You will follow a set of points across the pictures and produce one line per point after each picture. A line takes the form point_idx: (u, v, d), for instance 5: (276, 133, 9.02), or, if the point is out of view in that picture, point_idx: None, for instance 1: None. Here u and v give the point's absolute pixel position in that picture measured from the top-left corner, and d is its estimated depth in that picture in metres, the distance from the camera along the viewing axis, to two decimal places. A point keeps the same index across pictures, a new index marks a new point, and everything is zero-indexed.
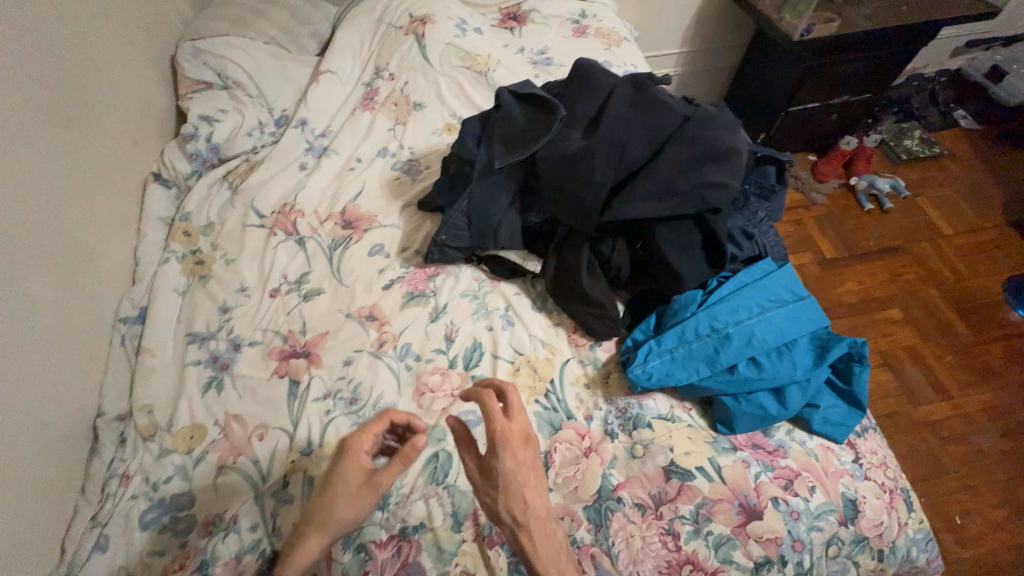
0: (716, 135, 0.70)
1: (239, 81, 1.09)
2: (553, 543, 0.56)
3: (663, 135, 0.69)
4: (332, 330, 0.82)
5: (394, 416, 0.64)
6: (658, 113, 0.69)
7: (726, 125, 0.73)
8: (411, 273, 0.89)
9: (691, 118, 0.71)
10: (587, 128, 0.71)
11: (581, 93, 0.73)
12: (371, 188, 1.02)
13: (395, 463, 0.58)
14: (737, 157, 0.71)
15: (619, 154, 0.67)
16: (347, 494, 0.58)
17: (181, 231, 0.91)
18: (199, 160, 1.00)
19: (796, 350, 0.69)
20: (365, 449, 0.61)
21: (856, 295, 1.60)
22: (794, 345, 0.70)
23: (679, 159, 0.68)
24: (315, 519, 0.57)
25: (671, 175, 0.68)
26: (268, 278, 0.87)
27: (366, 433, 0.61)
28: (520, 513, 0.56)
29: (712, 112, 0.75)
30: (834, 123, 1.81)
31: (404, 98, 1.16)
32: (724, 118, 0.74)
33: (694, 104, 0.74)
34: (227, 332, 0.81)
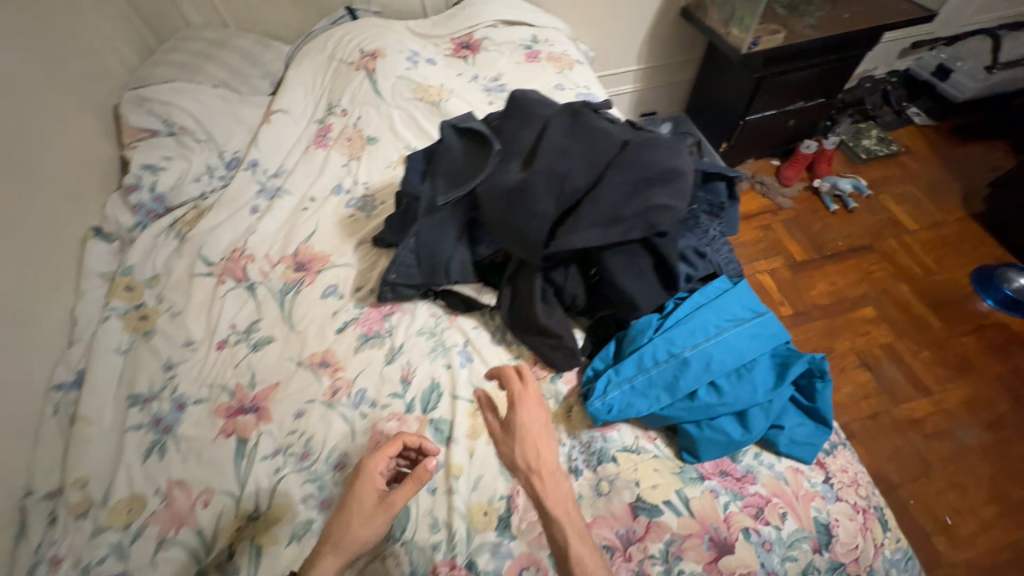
0: (658, 159, 0.70)
1: (186, 126, 1.07)
2: (561, 490, 0.60)
3: (603, 163, 0.69)
4: (282, 380, 0.78)
5: (406, 439, 0.67)
6: (595, 144, 0.70)
7: (668, 147, 0.73)
8: (366, 313, 0.86)
9: (631, 145, 0.71)
10: (526, 160, 0.71)
11: (516, 131, 0.75)
12: (324, 227, 1.00)
13: (410, 483, 0.61)
14: (683, 175, 0.70)
15: (559, 185, 0.67)
16: (362, 515, 0.60)
17: (123, 287, 0.87)
18: (143, 211, 0.96)
19: (756, 369, 0.68)
20: (379, 470, 0.64)
21: (829, 296, 1.61)
22: (754, 365, 0.68)
23: (622, 184, 0.67)
24: (330, 539, 0.59)
25: (615, 201, 0.66)
26: (216, 329, 0.84)
27: (382, 454, 0.64)
28: (534, 459, 0.62)
29: (654, 135, 0.75)
30: (792, 129, 1.85)
31: (357, 133, 1.15)
32: (665, 140, 0.74)
33: (635, 131, 0.75)
34: (171, 391, 0.77)
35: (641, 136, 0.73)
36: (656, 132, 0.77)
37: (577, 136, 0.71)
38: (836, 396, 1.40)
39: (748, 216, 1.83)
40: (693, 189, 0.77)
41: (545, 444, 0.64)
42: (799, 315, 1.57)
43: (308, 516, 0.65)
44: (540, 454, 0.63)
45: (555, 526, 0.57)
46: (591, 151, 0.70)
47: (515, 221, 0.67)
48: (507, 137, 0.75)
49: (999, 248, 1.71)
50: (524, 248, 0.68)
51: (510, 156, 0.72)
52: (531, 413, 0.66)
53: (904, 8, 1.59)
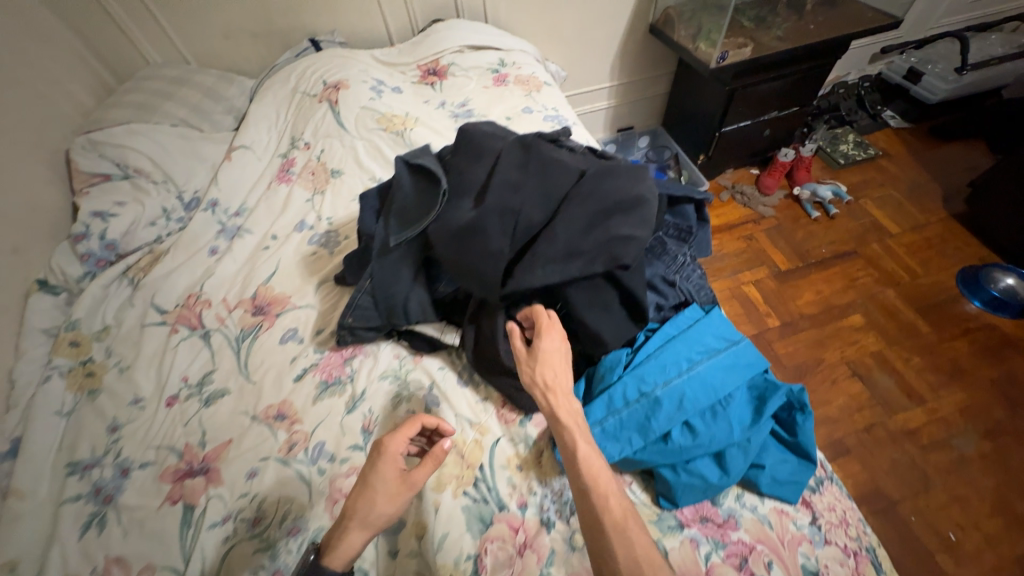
0: (618, 188, 0.67)
1: (141, 168, 1.04)
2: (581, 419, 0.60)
3: (560, 197, 0.66)
4: (235, 437, 0.73)
5: (424, 419, 0.66)
6: (551, 178, 0.68)
7: (629, 174, 0.70)
8: (326, 358, 0.81)
9: (588, 176, 0.68)
10: (479, 196, 0.69)
11: (469, 165, 0.72)
12: (285, 267, 0.96)
13: (430, 463, 0.62)
14: (644, 203, 0.67)
15: (513, 221, 0.64)
16: (387, 494, 0.59)
17: (67, 342, 0.83)
18: (92, 259, 0.93)
19: (732, 404, 0.64)
20: (400, 451, 0.63)
21: (816, 305, 1.58)
22: (731, 399, 0.65)
23: (579, 217, 0.64)
24: (355, 515, 0.57)
25: (573, 234, 0.63)
26: (166, 384, 0.79)
27: (401, 434, 0.63)
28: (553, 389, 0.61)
29: (614, 163, 0.72)
30: (769, 138, 1.85)
31: (321, 166, 1.12)
32: (627, 167, 0.71)
33: (593, 160, 0.73)
34: (114, 456, 0.72)
35: (600, 166, 0.70)
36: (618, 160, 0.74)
37: (533, 170, 0.68)
38: (829, 409, 1.36)
39: (728, 227, 1.82)
40: (658, 215, 0.74)
41: (562, 373, 0.63)
42: (787, 327, 1.54)
43: None
44: (554, 379, 0.62)
45: (566, 435, 0.58)
46: (547, 183, 0.67)
47: (468, 260, 0.64)
48: (461, 171, 0.72)
49: (983, 247, 1.70)
50: (480, 288, 0.64)
51: (463, 192, 0.69)
52: (552, 342, 0.64)
53: (869, 16, 1.60)
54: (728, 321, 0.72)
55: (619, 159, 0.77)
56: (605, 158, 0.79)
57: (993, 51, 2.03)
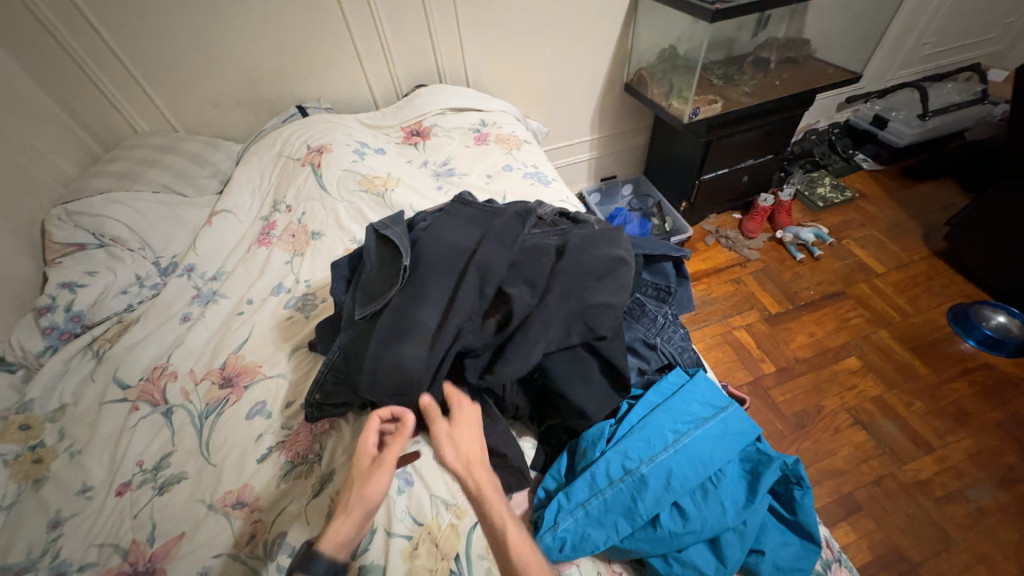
0: (589, 255, 0.67)
1: (118, 237, 1.03)
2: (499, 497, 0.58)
3: (535, 268, 0.66)
4: (188, 530, 0.67)
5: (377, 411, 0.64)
6: (523, 253, 0.69)
7: (600, 240, 0.70)
8: (294, 435, 0.76)
9: (559, 250, 0.69)
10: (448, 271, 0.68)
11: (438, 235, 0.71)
12: (259, 334, 0.93)
13: (398, 437, 0.62)
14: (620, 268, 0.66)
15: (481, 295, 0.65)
16: (363, 474, 0.60)
17: (18, 426, 0.78)
18: (55, 333, 0.90)
19: (724, 478, 0.60)
20: (369, 441, 0.63)
21: (810, 348, 1.55)
22: (722, 472, 0.61)
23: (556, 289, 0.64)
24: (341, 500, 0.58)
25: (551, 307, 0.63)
26: (119, 469, 0.74)
27: (364, 430, 0.62)
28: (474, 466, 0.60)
29: (585, 232, 0.72)
30: (748, 184, 1.90)
31: (301, 228, 1.12)
32: (599, 233, 0.71)
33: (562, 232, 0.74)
34: (51, 558, 0.65)
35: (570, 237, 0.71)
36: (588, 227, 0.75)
37: (506, 247, 0.69)
38: (834, 460, 1.30)
39: (715, 272, 1.82)
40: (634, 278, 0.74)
41: (480, 447, 0.62)
42: (783, 372, 1.50)
43: None
44: (471, 449, 0.61)
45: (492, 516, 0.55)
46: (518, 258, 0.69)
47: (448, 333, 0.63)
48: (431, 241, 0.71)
49: (969, 284, 1.70)
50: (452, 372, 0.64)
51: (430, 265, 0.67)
52: (469, 415, 0.64)
53: (830, 72, 1.70)
54: (714, 386, 0.69)
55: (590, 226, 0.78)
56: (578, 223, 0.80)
57: (952, 98, 2.13)
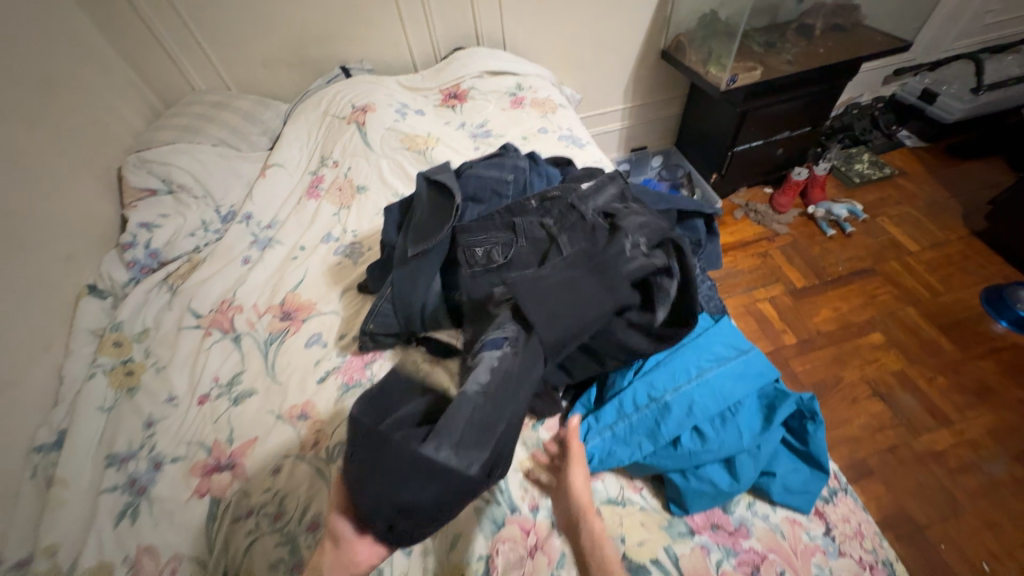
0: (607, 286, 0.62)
1: (184, 184, 1.12)
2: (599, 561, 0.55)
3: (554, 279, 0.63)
4: (260, 435, 0.77)
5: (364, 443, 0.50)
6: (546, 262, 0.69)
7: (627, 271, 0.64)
8: (348, 361, 0.85)
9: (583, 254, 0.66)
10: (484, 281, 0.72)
11: (493, 200, 0.80)
12: (313, 275, 1.01)
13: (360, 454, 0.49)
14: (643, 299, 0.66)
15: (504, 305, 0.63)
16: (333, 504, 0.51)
17: (111, 343, 0.89)
18: (137, 266, 1.01)
19: (742, 411, 0.65)
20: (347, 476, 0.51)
21: (834, 322, 1.56)
22: (741, 405, 0.66)
23: (576, 299, 0.61)
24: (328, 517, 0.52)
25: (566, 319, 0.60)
26: (199, 383, 0.84)
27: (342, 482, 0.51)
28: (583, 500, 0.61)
29: (618, 241, 0.67)
30: (783, 157, 1.86)
31: (348, 182, 1.19)
32: (632, 250, 0.66)
33: (598, 247, 0.67)
34: (148, 450, 0.76)
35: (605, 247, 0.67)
36: (622, 240, 0.67)
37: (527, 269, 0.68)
38: (850, 428, 1.33)
39: (742, 245, 1.82)
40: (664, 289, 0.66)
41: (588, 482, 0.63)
42: (804, 344, 1.52)
43: None
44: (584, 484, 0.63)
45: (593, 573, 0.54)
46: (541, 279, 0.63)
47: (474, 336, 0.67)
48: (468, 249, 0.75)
49: (1007, 264, 1.66)
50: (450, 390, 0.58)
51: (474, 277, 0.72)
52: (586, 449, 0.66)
53: (878, 41, 1.64)
54: (739, 331, 0.74)
55: (634, 225, 0.70)
56: (619, 217, 0.71)
57: (1008, 71, 2.02)
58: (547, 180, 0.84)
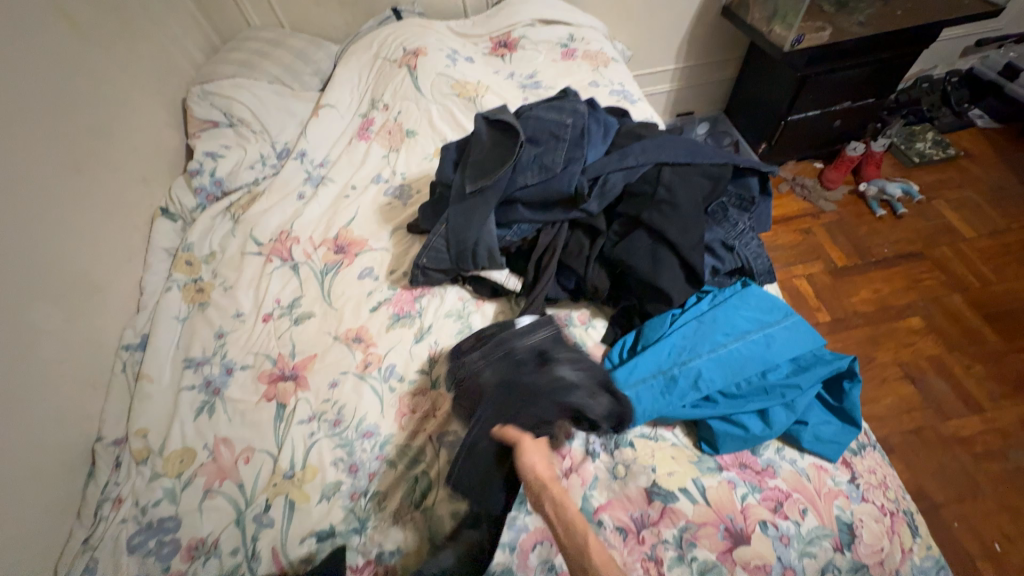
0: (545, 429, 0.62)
1: (244, 118, 1.16)
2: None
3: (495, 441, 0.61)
4: (320, 352, 0.84)
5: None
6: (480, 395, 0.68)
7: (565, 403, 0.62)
8: (398, 295, 0.90)
9: (503, 405, 0.64)
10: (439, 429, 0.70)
11: (550, 143, 0.79)
12: (364, 213, 1.06)
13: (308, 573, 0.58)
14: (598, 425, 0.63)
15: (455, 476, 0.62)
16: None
17: (184, 261, 0.97)
18: (203, 193, 1.06)
19: (769, 377, 0.67)
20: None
21: (872, 304, 1.53)
22: (767, 371, 0.68)
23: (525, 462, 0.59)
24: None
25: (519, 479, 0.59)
26: (262, 303, 0.91)
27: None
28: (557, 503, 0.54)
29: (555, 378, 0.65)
30: (840, 130, 1.76)
31: (397, 126, 1.21)
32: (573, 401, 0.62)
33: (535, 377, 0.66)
34: (221, 357, 0.84)
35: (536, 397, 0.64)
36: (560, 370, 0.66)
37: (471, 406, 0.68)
38: (875, 407, 1.34)
39: (784, 219, 1.77)
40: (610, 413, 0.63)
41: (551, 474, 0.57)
42: (838, 322, 1.50)
43: (338, 478, 0.70)
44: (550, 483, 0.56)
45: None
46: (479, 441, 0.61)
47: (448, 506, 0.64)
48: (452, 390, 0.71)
49: None
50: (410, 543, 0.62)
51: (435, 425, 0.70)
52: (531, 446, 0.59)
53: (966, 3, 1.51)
54: (766, 300, 0.73)
55: (567, 362, 0.67)
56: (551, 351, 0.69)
57: None
58: (621, 181, 0.76)
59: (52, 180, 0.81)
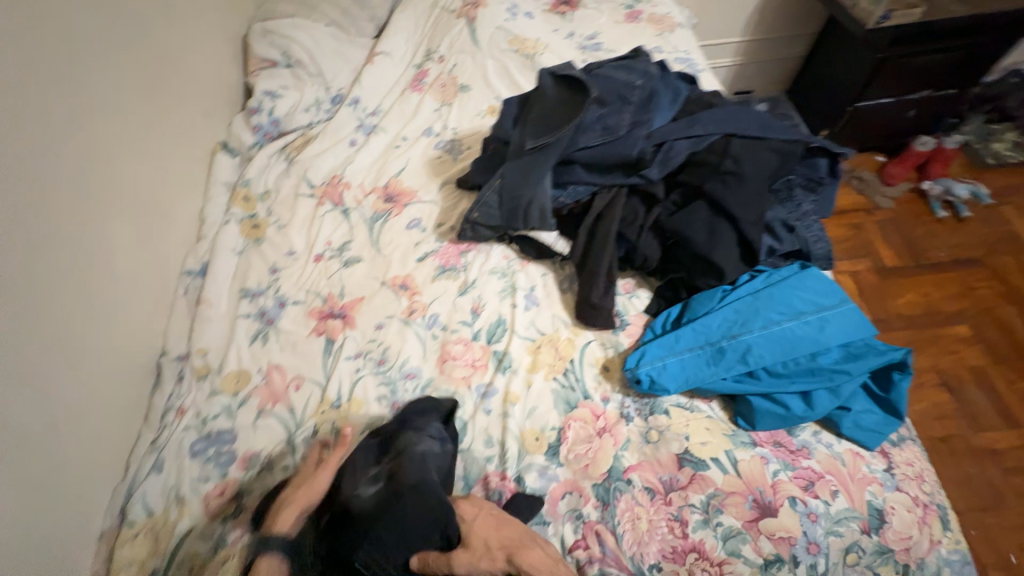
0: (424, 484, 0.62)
1: (301, 60, 1.16)
2: None
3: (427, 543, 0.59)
4: (367, 296, 0.87)
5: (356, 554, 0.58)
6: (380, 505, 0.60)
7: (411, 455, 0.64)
8: (444, 248, 0.92)
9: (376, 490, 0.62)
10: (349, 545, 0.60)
11: (616, 105, 0.78)
12: (414, 165, 1.06)
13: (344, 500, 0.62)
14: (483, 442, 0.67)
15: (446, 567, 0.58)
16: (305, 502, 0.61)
17: (241, 196, 1.00)
18: (261, 132, 1.08)
19: (818, 360, 0.67)
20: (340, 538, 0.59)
21: (918, 307, 1.47)
22: (817, 354, 0.67)
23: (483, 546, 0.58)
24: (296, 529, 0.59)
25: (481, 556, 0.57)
26: (314, 244, 0.94)
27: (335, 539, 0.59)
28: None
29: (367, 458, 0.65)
30: (912, 121, 1.65)
31: (451, 80, 1.20)
32: (424, 455, 0.64)
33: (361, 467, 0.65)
34: (275, 290, 0.88)
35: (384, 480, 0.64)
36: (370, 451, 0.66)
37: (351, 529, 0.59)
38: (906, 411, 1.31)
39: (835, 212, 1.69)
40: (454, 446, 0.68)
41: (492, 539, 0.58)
42: (880, 323, 1.45)
43: (381, 413, 0.74)
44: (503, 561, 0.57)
45: None
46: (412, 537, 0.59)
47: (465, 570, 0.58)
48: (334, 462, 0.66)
49: None
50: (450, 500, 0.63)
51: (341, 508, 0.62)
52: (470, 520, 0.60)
53: None
54: (823, 285, 0.72)
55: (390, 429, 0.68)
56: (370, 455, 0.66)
57: None
58: (686, 149, 0.74)
59: (127, 104, 0.84)
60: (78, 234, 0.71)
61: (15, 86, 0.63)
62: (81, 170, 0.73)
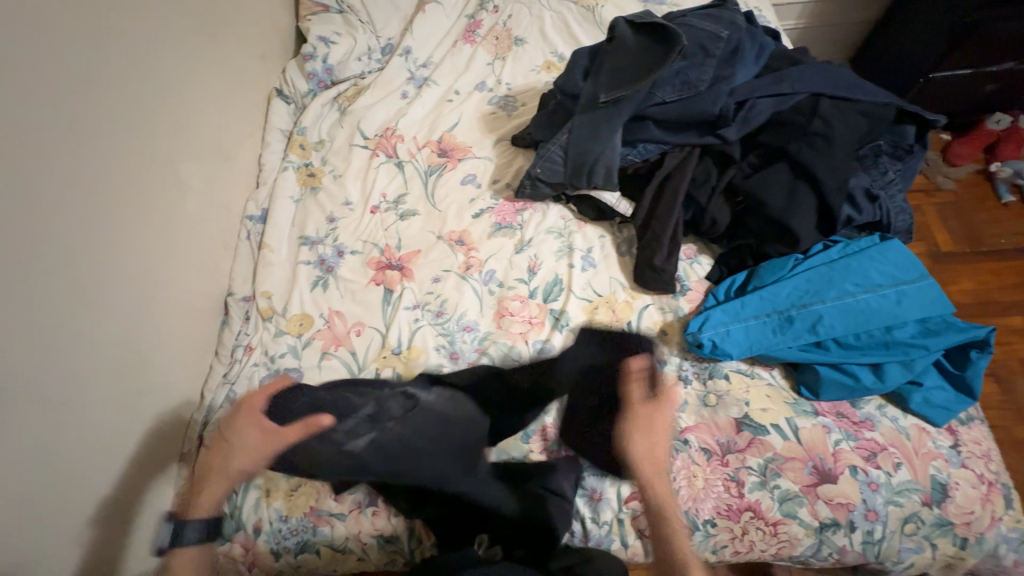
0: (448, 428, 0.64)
1: (354, 6, 1.12)
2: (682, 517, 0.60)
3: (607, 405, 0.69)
4: (424, 249, 0.87)
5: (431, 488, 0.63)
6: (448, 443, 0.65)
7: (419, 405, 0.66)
8: (500, 205, 0.91)
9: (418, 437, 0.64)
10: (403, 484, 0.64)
11: (697, 58, 0.74)
12: (467, 120, 1.04)
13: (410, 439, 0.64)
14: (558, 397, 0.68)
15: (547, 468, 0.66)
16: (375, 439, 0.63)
17: (298, 144, 1.00)
18: (315, 79, 1.07)
19: (893, 333, 0.66)
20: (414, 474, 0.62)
21: (971, 295, 1.41)
22: (892, 327, 0.66)
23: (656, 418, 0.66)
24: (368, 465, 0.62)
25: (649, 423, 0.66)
26: (370, 195, 0.93)
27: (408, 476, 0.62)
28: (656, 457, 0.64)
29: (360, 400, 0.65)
30: (987, 96, 1.54)
31: (505, 32, 1.15)
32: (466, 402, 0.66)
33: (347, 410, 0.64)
34: (332, 240, 0.89)
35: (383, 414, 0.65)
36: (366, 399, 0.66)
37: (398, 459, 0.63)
38: None
39: None
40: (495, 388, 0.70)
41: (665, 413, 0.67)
42: None
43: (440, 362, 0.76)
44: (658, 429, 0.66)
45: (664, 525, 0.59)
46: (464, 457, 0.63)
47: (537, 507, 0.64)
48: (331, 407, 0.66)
49: None
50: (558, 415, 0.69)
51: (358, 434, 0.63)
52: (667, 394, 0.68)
53: None
54: (904, 258, 0.69)
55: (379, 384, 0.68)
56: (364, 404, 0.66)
57: None
58: (769, 108, 0.71)
59: (191, 43, 0.83)
60: (149, 172, 0.72)
61: (87, 16, 0.63)
62: (150, 108, 0.73)
